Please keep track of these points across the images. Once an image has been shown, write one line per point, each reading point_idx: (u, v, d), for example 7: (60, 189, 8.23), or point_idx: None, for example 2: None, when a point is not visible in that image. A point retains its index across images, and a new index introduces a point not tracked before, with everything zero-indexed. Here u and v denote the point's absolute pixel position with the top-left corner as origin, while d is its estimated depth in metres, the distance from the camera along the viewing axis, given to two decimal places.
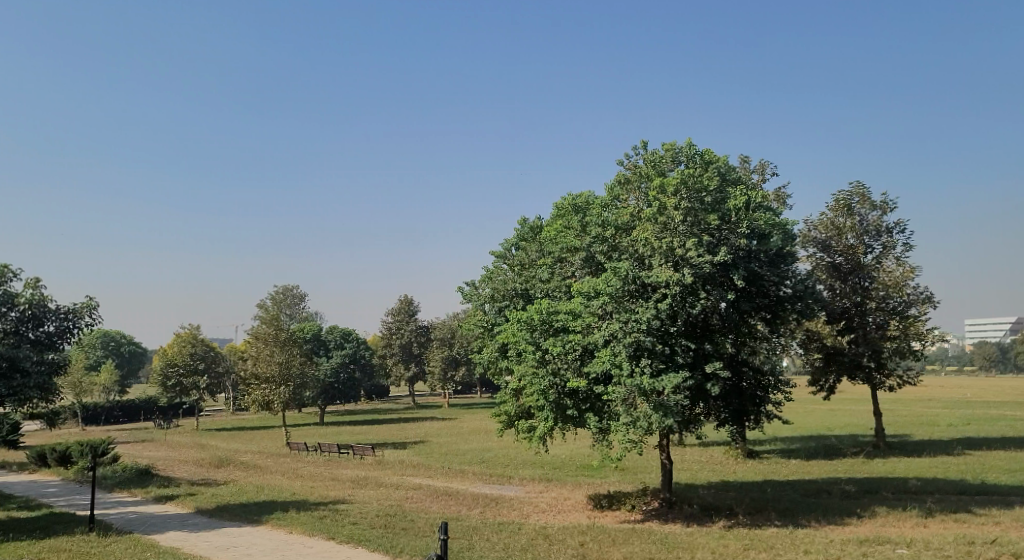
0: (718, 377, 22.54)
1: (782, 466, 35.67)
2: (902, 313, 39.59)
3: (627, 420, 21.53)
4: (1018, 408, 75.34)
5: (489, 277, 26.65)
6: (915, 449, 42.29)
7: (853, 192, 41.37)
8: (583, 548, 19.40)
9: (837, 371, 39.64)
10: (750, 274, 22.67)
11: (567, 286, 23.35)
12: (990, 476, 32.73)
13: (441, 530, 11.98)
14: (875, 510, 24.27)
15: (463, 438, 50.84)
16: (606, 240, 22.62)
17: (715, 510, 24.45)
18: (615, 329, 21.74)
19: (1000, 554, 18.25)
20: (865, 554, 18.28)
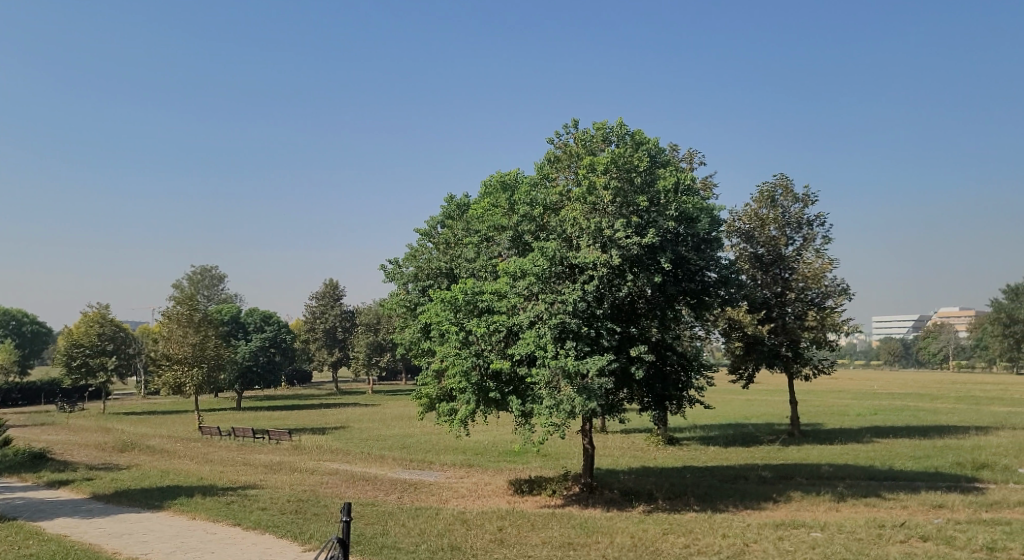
0: (643, 361, 22.39)
1: (702, 453, 35.95)
2: (819, 304, 40.29)
3: (551, 403, 21.11)
4: (922, 399, 78.63)
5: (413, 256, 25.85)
6: (828, 437, 43.35)
7: (776, 184, 41.90)
8: (501, 533, 18.91)
9: (756, 360, 40.12)
10: (677, 258, 22.57)
11: (493, 266, 22.80)
12: (899, 462, 33.63)
13: (344, 511, 11.19)
14: (790, 494, 24.52)
15: (384, 424, 49.93)
16: (534, 219, 22.15)
17: (635, 495, 24.36)
18: (540, 310, 21.35)
19: (909, 537, 18.54)
20: (781, 538, 18.32)
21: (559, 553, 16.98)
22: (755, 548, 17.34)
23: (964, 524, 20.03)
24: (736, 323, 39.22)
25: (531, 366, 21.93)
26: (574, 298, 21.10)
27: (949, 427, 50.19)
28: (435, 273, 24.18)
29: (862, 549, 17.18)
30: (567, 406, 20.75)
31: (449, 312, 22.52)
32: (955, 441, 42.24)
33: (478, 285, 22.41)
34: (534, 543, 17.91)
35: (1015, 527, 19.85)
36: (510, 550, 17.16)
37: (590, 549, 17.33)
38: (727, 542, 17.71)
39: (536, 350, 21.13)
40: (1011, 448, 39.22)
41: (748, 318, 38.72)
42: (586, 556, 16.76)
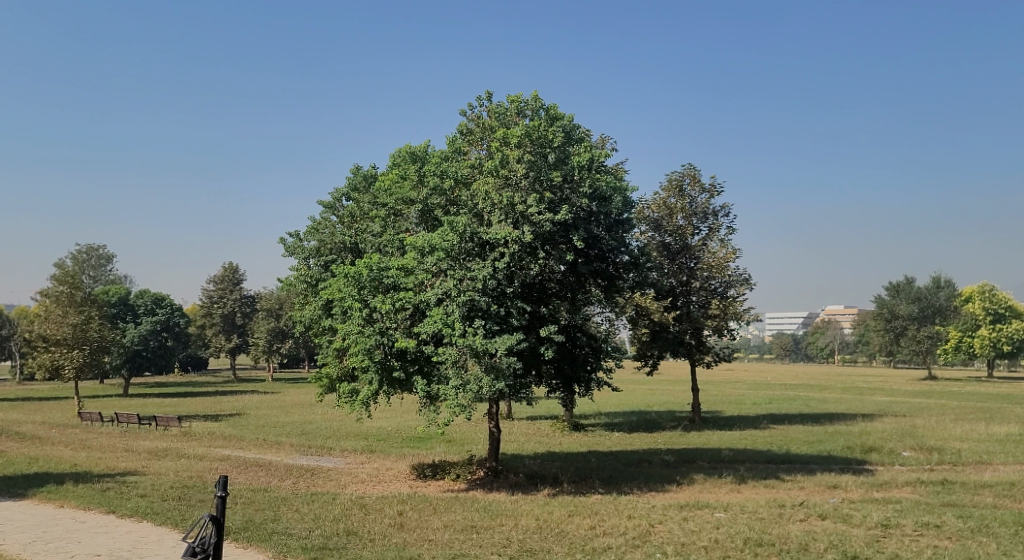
0: (552, 341, 21.92)
1: (606, 438, 35.94)
2: (722, 293, 40.91)
3: (457, 383, 20.37)
4: (812, 390, 81.88)
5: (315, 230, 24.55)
6: (728, 424, 44.19)
7: (684, 174, 42.22)
8: (402, 517, 18.06)
9: (661, 347, 40.37)
10: (590, 236, 22.19)
11: (400, 241, 21.85)
12: (796, 447, 34.38)
13: (220, 486, 10.09)
14: (693, 477, 24.54)
15: (282, 411, 48.22)
16: (444, 193, 21.35)
17: (541, 478, 23.90)
18: (449, 286, 20.61)
19: (808, 516, 18.66)
20: (685, 518, 18.13)
21: (461, 536, 16.25)
22: (661, 529, 17.04)
23: (859, 503, 20.33)
24: (642, 310, 39.33)
25: (437, 346, 21.13)
26: (484, 275, 20.46)
27: (839, 415, 52.05)
28: (339, 247, 23.02)
29: (764, 528, 17.09)
30: (474, 386, 20.08)
31: (353, 288, 21.47)
32: (845, 427, 43.75)
33: (384, 260, 21.45)
34: (436, 527, 17.13)
35: (907, 505, 20.27)
36: (410, 534, 16.33)
37: (494, 532, 16.67)
38: (633, 523, 17.37)
39: (443, 328, 20.37)
40: (897, 433, 40.84)
41: (655, 305, 38.89)
42: (489, 539, 16.08)
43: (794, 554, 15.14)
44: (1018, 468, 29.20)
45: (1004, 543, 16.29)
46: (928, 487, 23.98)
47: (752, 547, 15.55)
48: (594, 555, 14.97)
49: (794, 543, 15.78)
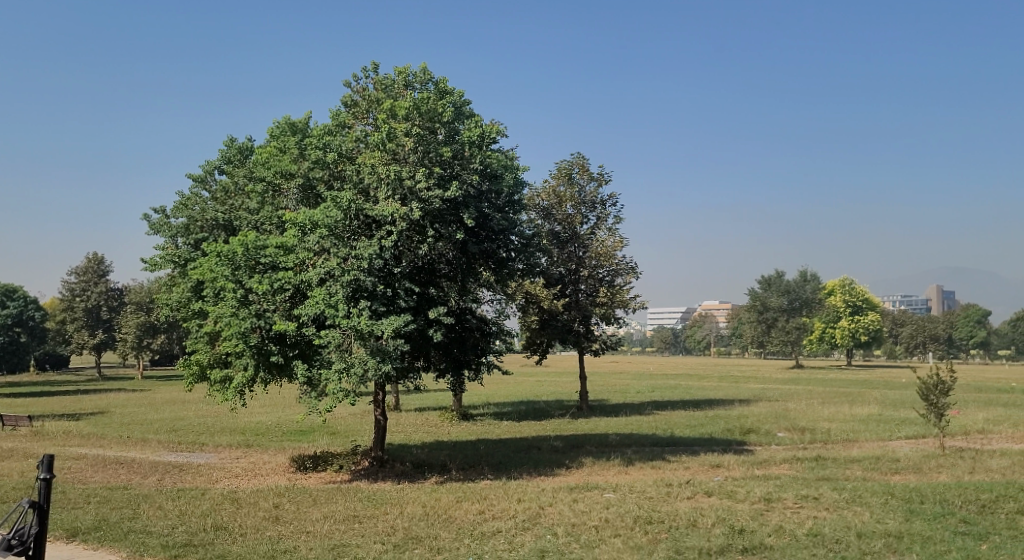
0: (441, 324, 21.32)
1: (494, 427, 35.48)
2: (610, 282, 41.25)
3: (341, 367, 19.44)
4: (691, 379, 84.42)
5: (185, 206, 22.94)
6: (613, 411, 44.65)
7: (573, 163, 42.36)
8: (277, 510, 16.97)
9: (551, 335, 40.39)
10: (480, 215, 21.71)
11: (278, 218, 20.68)
12: (679, 430, 34.97)
13: (43, 465, 9.37)
14: (581, 461, 24.39)
15: (152, 408, 45.50)
16: (327, 167, 20.35)
17: (428, 466, 23.19)
18: (332, 265, 19.67)
19: (695, 493, 18.77)
20: (575, 500, 17.85)
21: (342, 527, 15.33)
22: (550, 511, 16.63)
23: (742, 480, 20.59)
24: (532, 297, 39.21)
25: (319, 328, 20.10)
26: (371, 254, 19.63)
27: (717, 401, 53.61)
28: (210, 225, 21.52)
29: (653, 507, 16.99)
30: (358, 370, 19.23)
31: (226, 268, 20.09)
32: (723, 412, 45.01)
33: (261, 238, 20.23)
34: (315, 518, 16.13)
35: (786, 481, 20.69)
36: (286, 527, 15.28)
37: (377, 521, 15.82)
38: (522, 507, 16.94)
39: (326, 309, 19.41)
40: (772, 416, 42.31)
41: (545, 293, 38.86)
42: (372, 528, 15.24)
43: (683, 530, 15.03)
44: (882, 444, 30.62)
45: (878, 512, 16.74)
46: (804, 464, 24.68)
47: (642, 524, 15.34)
48: (482, 539, 14.38)
49: (682, 520, 15.68)
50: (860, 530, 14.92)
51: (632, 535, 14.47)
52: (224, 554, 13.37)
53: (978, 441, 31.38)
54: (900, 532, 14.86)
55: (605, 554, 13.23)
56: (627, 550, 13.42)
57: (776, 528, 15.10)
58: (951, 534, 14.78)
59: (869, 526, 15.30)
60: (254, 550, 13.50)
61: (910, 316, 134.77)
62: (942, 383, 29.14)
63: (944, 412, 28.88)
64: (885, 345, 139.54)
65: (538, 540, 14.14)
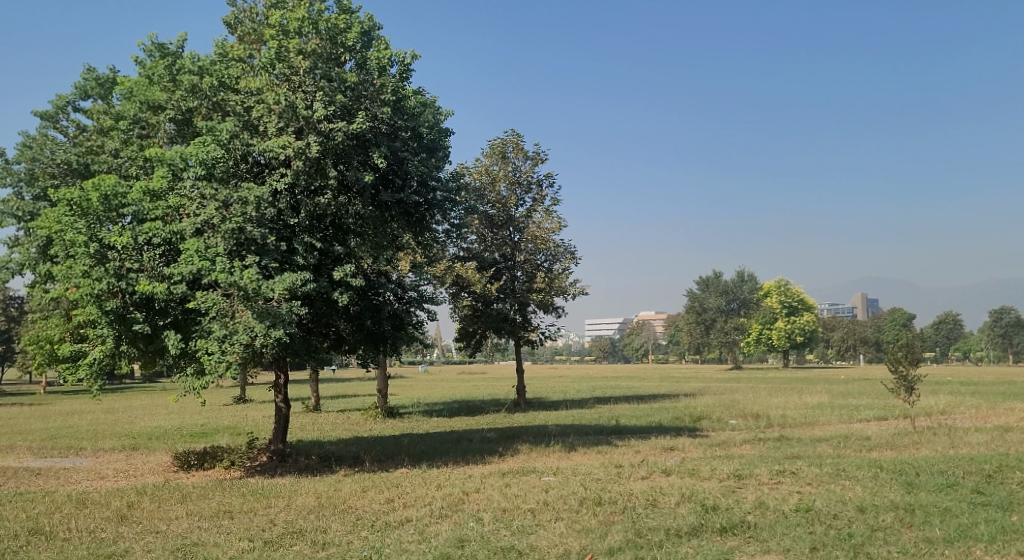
0: (348, 286, 17.85)
1: (422, 423, 32.09)
2: (547, 267, 38.09)
3: (221, 334, 15.78)
4: (632, 381, 82.08)
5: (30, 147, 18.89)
6: (553, 406, 41.63)
7: (507, 141, 39.28)
8: (129, 510, 13.35)
9: (484, 325, 37.07)
10: (393, 156, 18.36)
11: (144, 158, 16.88)
12: (624, 420, 32.10)
13: None
14: (517, 448, 21.28)
15: (42, 419, 40.89)
16: (206, 96, 16.81)
17: (337, 460, 19.68)
18: (211, 212, 16.10)
19: (651, 473, 15.85)
20: (507, 484, 14.72)
21: (205, 524, 11.87)
22: (477, 497, 13.40)
23: (702, 460, 17.74)
24: (464, 283, 36.10)
25: (195, 291, 16.43)
26: (259, 199, 16.15)
27: (661, 395, 51.12)
28: (62, 170, 17.75)
29: (602, 488, 13.92)
30: (242, 338, 15.59)
31: (76, 217, 16.27)
32: (668, 403, 42.45)
33: (121, 181, 16.51)
34: (174, 516, 12.61)
35: (752, 459, 17.95)
36: (129, 528, 11.76)
37: (254, 516, 12.35)
38: (442, 493, 13.70)
39: (201, 263, 15.75)
40: (720, 406, 39.92)
41: (478, 277, 35.83)
42: (244, 523, 11.77)
43: (641, 509, 11.96)
44: (842, 425, 28.22)
45: (870, 485, 14.03)
46: (766, 443, 21.95)
47: (591, 506, 12.22)
48: (385, 530, 11.06)
49: (640, 499, 12.64)
50: (859, 503, 12.12)
51: (578, 518, 11.35)
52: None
53: (940, 420, 29.30)
54: (908, 504, 12.10)
55: (543, 539, 10.05)
56: (572, 535, 10.27)
57: (757, 504, 12.14)
58: (969, 505, 12.13)
59: (869, 500, 12.49)
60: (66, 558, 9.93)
61: (841, 321, 135.54)
62: (911, 354, 26.98)
63: (913, 385, 26.99)
64: (818, 349, 140.10)
65: (458, 528, 10.90)
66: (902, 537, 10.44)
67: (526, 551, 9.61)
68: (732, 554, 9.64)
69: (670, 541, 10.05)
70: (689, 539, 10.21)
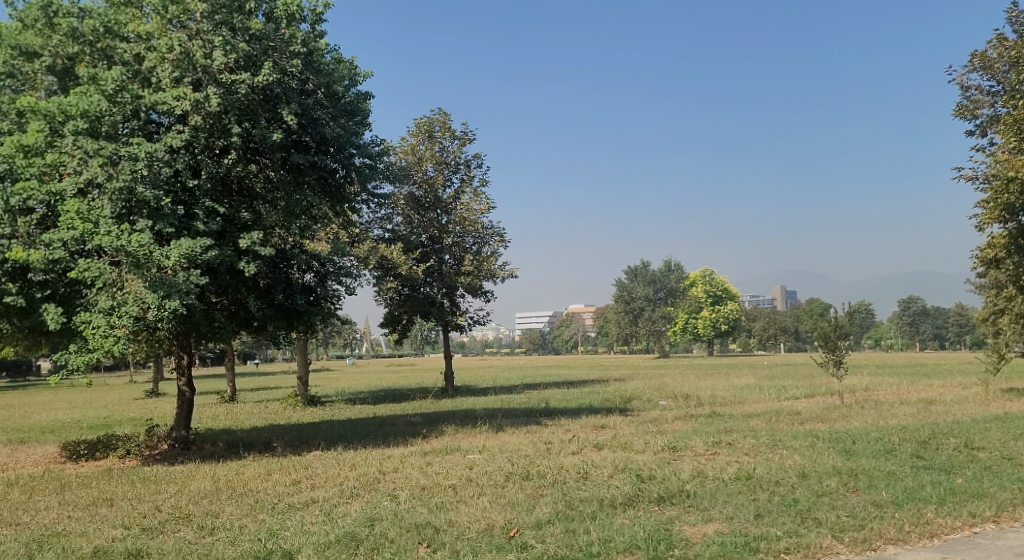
0: (255, 256, 16.38)
1: (343, 410, 30.67)
2: (476, 250, 36.85)
3: (108, 306, 14.20)
4: (561, 369, 81.88)
5: None
6: (482, 392, 40.61)
7: (434, 120, 37.92)
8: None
9: (411, 309, 35.54)
10: (305, 115, 16.94)
11: (18, 111, 15.20)
12: (552, 403, 31.32)
13: None
14: (442, 429, 20.16)
15: None
16: (88, 41, 15.20)
17: (246, 445, 18.19)
18: (94, 169, 14.42)
19: (582, 447, 14.96)
20: (428, 463, 13.61)
21: (79, 513, 10.44)
22: (394, 476, 12.23)
23: (635, 435, 16.96)
24: (389, 266, 34.64)
25: (78, 259, 14.82)
26: (151, 156, 14.56)
27: (590, 381, 50.71)
28: None
29: (530, 463, 12.93)
30: (132, 310, 14.04)
31: None
32: (597, 387, 41.89)
33: None
34: (45, 507, 11.11)
35: (685, 433, 17.28)
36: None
37: (138, 502, 10.95)
38: (356, 473, 12.51)
39: (83, 226, 14.10)
40: (650, 389, 39.56)
41: (403, 259, 34.32)
42: (124, 511, 10.37)
43: (573, 483, 10.98)
44: (772, 403, 28.03)
45: (810, 453, 13.42)
46: (698, 419, 21.39)
47: (517, 481, 11.20)
48: (286, 512, 9.81)
49: (570, 472, 11.69)
50: (801, 470, 11.42)
51: (503, 493, 10.31)
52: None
53: (865, 395, 29.37)
54: (850, 469, 11.47)
55: (462, 515, 8.96)
56: (495, 508, 9.21)
57: (695, 473, 11.30)
58: (914, 468, 11.56)
59: (810, 466, 11.81)
60: None
61: (763, 310, 138.51)
62: (840, 326, 26.58)
63: (843, 360, 26.79)
64: (742, 338, 142.75)
65: (368, 507, 9.72)
66: (850, 501, 9.71)
67: (444, 527, 8.51)
68: (672, 524, 8.73)
69: (604, 512, 9.10)
70: (623, 509, 9.29)
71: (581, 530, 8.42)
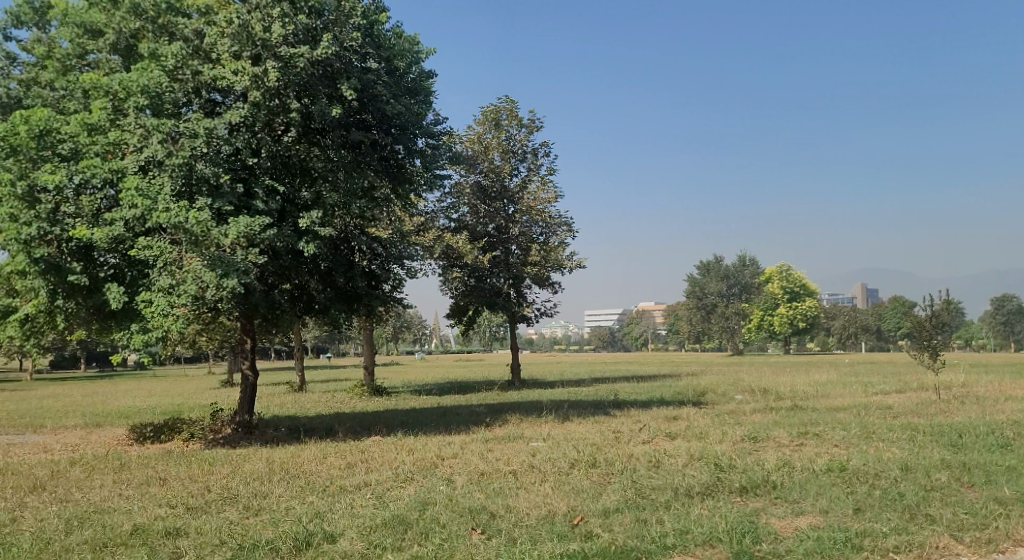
0: (315, 236, 15.94)
1: (409, 400, 30.37)
2: (543, 241, 36.01)
3: (167, 285, 13.95)
4: (633, 365, 80.41)
5: None
6: (550, 385, 39.86)
7: (500, 107, 37.29)
8: (54, 480, 11.64)
9: (476, 300, 35.00)
10: (365, 92, 16.43)
11: (83, 90, 15.16)
12: (622, 395, 30.36)
13: None
14: (506, 418, 19.47)
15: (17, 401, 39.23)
16: (150, 18, 15.02)
17: (308, 431, 17.86)
18: (155, 147, 14.19)
19: (655, 437, 14.07)
20: (489, 449, 12.96)
21: (129, 492, 10.14)
22: (453, 461, 11.60)
23: (711, 426, 15.96)
24: (454, 255, 34.15)
25: (139, 238, 14.64)
26: (210, 132, 14.25)
27: (662, 375, 49.41)
28: None
29: (599, 451, 12.13)
30: (190, 288, 13.75)
31: (6, 155, 14.59)
32: (669, 381, 40.56)
33: (58, 117, 14.76)
34: (99, 486, 10.87)
35: (766, 424, 16.18)
36: (43, 498, 10.07)
37: (189, 482, 10.60)
38: (413, 458, 11.93)
39: (142, 204, 13.86)
40: (725, 383, 38.16)
41: (468, 249, 33.76)
42: (174, 490, 10.00)
43: (645, 471, 10.15)
44: (859, 398, 26.47)
45: (909, 446, 12.24)
46: (780, 412, 20.17)
47: (583, 468, 10.42)
48: (337, 494, 9.27)
49: (641, 460, 10.84)
50: (903, 463, 10.31)
51: (569, 479, 9.55)
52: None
53: (961, 391, 27.50)
54: (959, 464, 10.30)
55: (522, 500, 8.24)
56: (557, 494, 8.47)
57: (781, 464, 10.32)
58: None
59: (912, 459, 10.69)
60: None
61: (843, 308, 133.83)
62: (939, 318, 24.64)
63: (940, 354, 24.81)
64: (820, 336, 138.24)
65: (423, 491, 9.10)
66: (964, 497, 8.61)
67: (501, 513, 7.81)
68: (757, 516, 7.82)
69: (679, 501, 8.25)
70: (701, 499, 8.43)
71: (654, 519, 7.60)
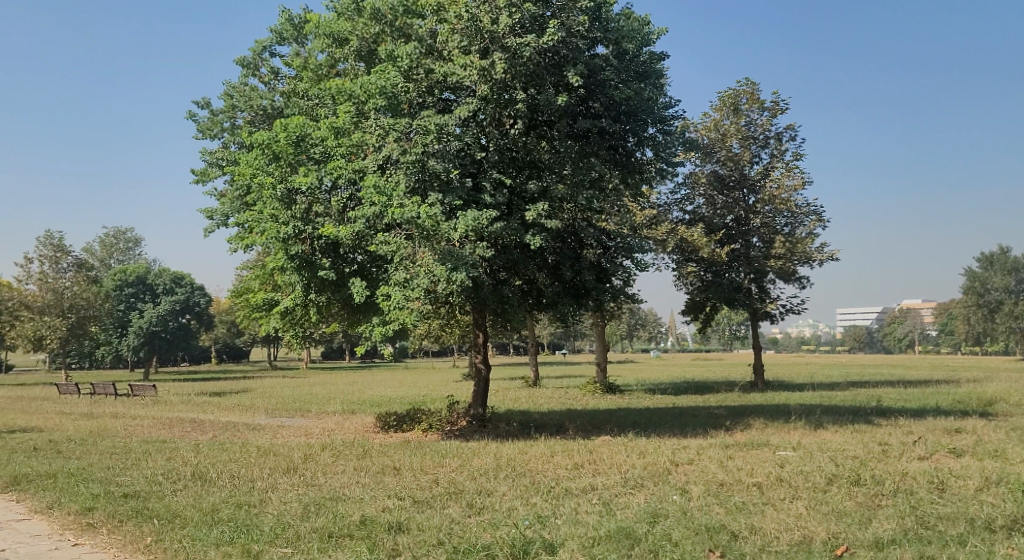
0: (543, 229, 15.65)
1: (646, 399, 29.58)
2: (788, 232, 33.50)
3: (402, 280, 14.30)
4: (897, 369, 73.36)
5: (231, 96, 18.66)
6: (799, 387, 37.18)
7: (740, 92, 35.24)
8: (304, 463, 12.29)
9: (715, 296, 33.36)
10: (593, 79, 15.85)
11: (331, 95, 16.01)
12: (886, 402, 27.40)
13: None
14: (749, 422, 18.10)
15: (293, 387, 43.39)
16: (389, 22, 15.54)
17: (539, 427, 17.69)
18: (391, 145, 14.61)
19: (929, 452, 12.21)
20: (731, 457, 11.90)
21: (365, 480, 10.36)
22: (689, 468, 10.72)
23: (1000, 443, 13.65)
24: (690, 249, 32.79)
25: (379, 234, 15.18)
26: (440, 128, 14.40)
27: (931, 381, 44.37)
28: (261, 117, 17.81)
29: (860, 466, 10.66)
30: (423, 282, 13.99)
31: (268, 160, 15.79)
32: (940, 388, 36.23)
33: (311, 122, 15.69)
34: (341, 472, 11.28)
35: None
36: (291, 481, 10.58)
37: (421, 474, 10.65)
38: (645, 462, 11.21)
39: (380, 200, 14.29)
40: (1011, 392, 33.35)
41: (704, 242, 32.23)
42: (407, 481, 10.07)
43: (921, 493, 8.65)
44: None
45: None
46: None
47: (843, 485, 9.12)
48: (564, 497, 8.79)
49: (915, 481, 9.30)
50: None
51: (828, 498, 8.33)
52: (171, 520, 8.78)
53: None
54: None
55: (770, 521, 7.23)
56: (812, 516, 7.36)
57: None
58: None
59: None
60: (209, 515, 8.74)
61: None
62: None
63: None
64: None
65: (656, 501, 8.35)
66: None
67: (743, 534, 6.88)
68: None
69: (971, 537, 6.81)
70: (1003, 535, 6.91)
71: None
